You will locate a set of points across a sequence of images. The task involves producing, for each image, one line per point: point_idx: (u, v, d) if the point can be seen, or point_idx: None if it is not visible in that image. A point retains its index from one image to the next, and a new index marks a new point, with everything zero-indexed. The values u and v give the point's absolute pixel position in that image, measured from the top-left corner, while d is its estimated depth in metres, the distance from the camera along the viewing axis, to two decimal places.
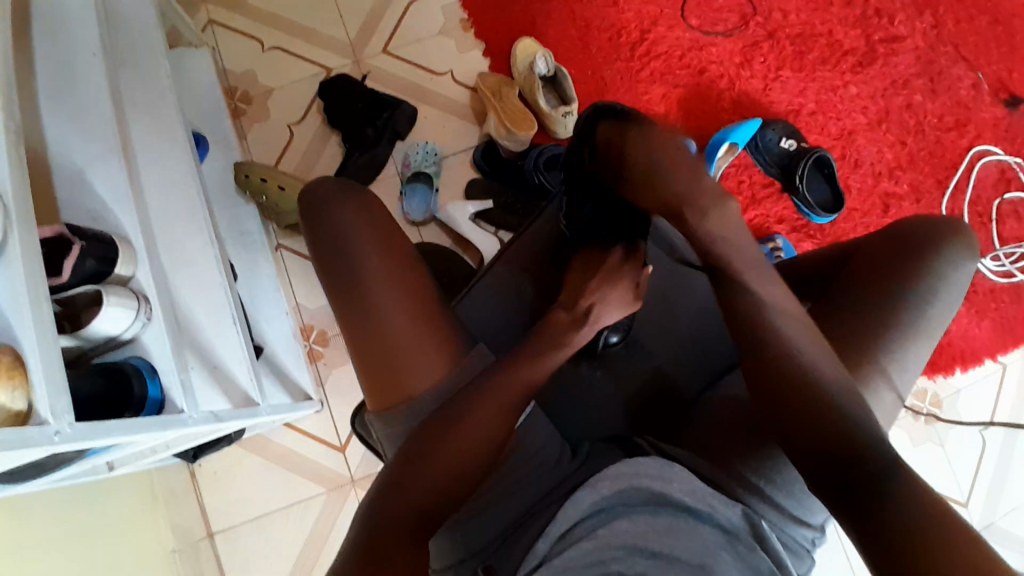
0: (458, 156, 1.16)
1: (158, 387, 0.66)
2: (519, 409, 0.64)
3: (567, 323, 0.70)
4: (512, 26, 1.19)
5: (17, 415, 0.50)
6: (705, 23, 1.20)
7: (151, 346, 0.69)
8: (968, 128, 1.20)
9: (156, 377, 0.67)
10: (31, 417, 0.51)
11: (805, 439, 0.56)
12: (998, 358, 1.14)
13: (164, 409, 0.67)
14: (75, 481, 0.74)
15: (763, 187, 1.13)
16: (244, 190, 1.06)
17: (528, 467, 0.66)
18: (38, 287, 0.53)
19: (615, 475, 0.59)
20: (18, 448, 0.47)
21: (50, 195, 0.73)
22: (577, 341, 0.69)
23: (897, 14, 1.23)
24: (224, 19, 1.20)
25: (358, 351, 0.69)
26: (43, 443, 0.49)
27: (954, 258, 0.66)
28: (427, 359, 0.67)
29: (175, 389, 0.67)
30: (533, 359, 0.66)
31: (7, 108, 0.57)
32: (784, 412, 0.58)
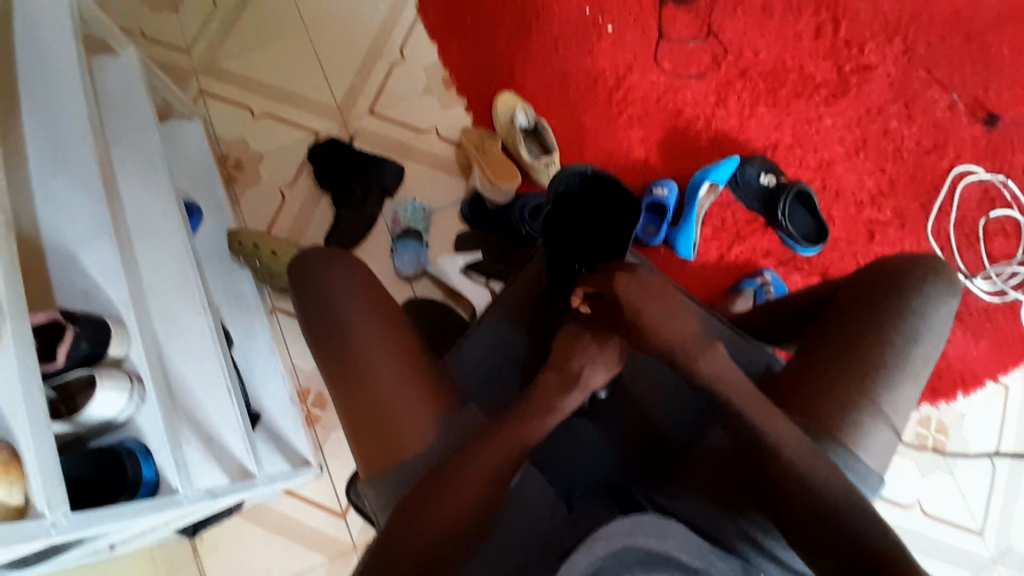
0: (445, 210, 1.18)
1: (153, 468, 0.67)
2: (511, 473, 0.64)
3: (557, 386, 0.70)
4: (492, 81, 1.23)
5: (16, 509, 0.51)
6: (679, 67, 1.24)
7: (144, 427, 0.69)
8: (947, 149, 1.22)
9: (151, 457, 0.68)
10: (28, 510, 0.52)
11: (794, 500, 0.57)
12: (998, 379, 1.13)
13: (160, 489, 0.67)
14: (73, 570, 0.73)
15: (747, 223, 1.14)
16: (238, 256, 1.07)
17: (524, 527, 0.65)
18: (34, 382, 0.54)
19: (609, 535, 0.56)
20: (15, 544, 0.47)
21: (42, 279, 0.74)
22: (567, 405, 0.69)
23: (866, 44, 1.27)
24: (214, 90, 1.24)
25: (351, 416, 0.70)
26: (41, 536, 0.50)
27: (937, 292, 0.66)
28: (422, 420, 0.68)
29: (169, 469, 0.67)
30: (524, 420, 0.66)
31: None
32: (770, 467, 0.59)
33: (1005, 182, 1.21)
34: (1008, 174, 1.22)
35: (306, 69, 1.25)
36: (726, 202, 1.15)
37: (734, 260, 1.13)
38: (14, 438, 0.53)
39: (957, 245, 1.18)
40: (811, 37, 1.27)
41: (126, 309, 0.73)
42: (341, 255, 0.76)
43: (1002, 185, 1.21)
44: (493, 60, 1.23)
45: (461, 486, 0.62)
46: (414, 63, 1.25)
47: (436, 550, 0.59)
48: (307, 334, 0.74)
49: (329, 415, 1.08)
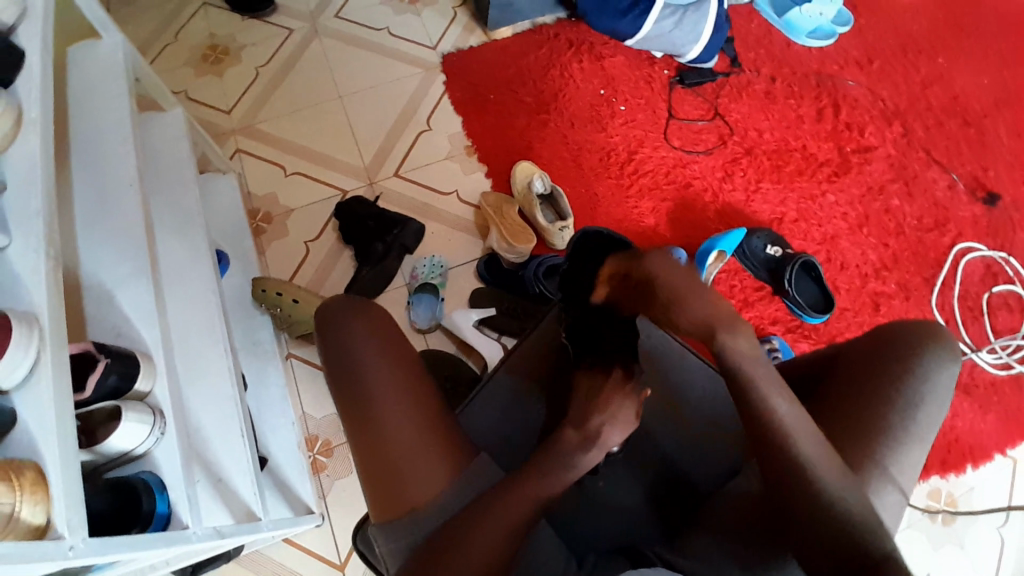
0: (462, 268, 1.22)
1: (166, 502, 0.68)
2: (526, 527, 0.64)
3: (576, 443, 0.68)
4: (511, 150, 1.30)
5: (36, 529, 0.52)
6: (687, 143, 1.31)
7: (161, 461, 0.71)
8: (949, 226, 1.27)
9: (165, 492, 0.68)
10: (47, 533, 0.52)
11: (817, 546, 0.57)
12: (1008, 453, 1.12)
13: (169, 525, 0.68)
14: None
15: (754, 291, 1.18)
16: (260, 304, 1.11)
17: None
18: (66, 404, 0.57)
19: None
20: (35, 562, 0.48)
21: (78, 314, 0.78)
22: (585, 464, 0.67)
23: (866, 127, 1.34)
24: (250, 149, 1.32)
25: (365, 466, 0.71)
26: (58, 558, 0.50)
27: (938, 356, 0.68)
28: (435, 472, 0.69)
29: (182, 504, 0.68)
30: (539, 478, 0.66)
31: (50, 238, 0.63)
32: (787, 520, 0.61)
33: (1006, 258, 1.24)
34: (1009, 251, 1.25)
35: (337, 133, 1.33)
36: (735, 270, 1.19)
37: None
38: (41, 457, 0.54)
39: (962, 319, 1.20)
40: (813, 119, 1.35)
41: (153, 346, 0.75)
42: (364, 305, 0.79)
43: (1004, 261, 1.24)
44: (512, 131, 1.32)
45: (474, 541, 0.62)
46: (439, 131, 1.33)
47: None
48: (327, 379, 0.77)
49: (335, 465, 1.09)
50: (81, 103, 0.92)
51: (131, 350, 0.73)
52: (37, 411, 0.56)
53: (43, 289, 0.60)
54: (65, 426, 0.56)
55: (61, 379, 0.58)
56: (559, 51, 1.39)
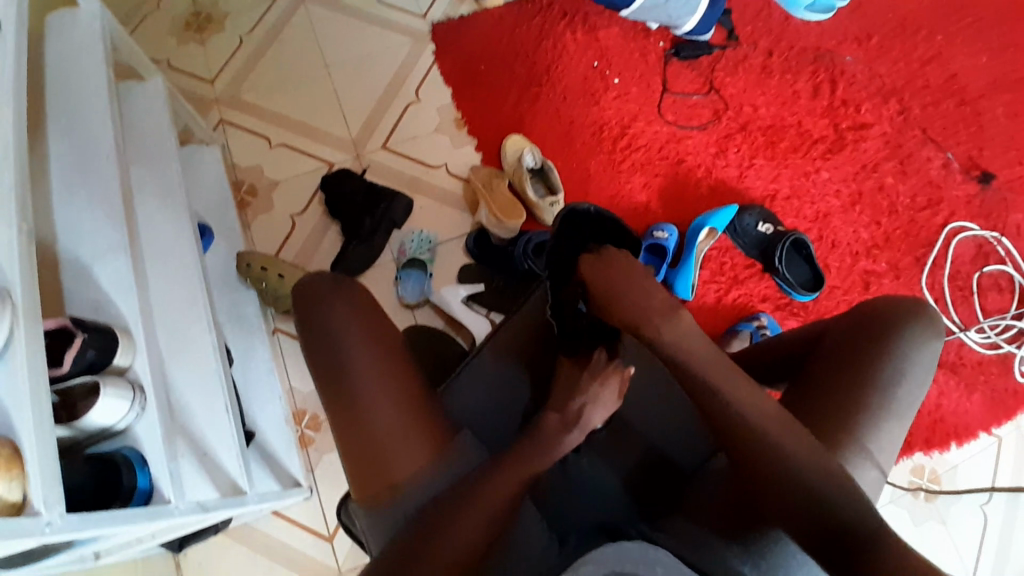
0: (451, 243, 1.21)
1: (147, 477, 0.67)
2: (512, 504, 0.64)
3: (558, 427, 0.69)
4: (502, 123, 1.28)
5: (13, 506, 0.51)
6: (681, 118, 1.29)
7: (142, 436, 0.70)
8: (941, 205, 1.26)
9: (147, 467, 0.68)
10: (24, 510, 0.51)
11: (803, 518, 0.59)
12: (992, 432, 1.14)
13: (152, 500, 0.67)
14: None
15: (744, 268, 1.17)
16: (246, 279, 1.09)
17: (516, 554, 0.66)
18: (41, 380, 0.55)
19: (600, 559, 0.57)
20: (10, 538, 0.47)
21: (55, 288, 0.76)
22: (567, 445, 0.69)
23: (863, 104, 1.32)
24: (234, 120, 1.29)
25: (351, 452, 0.70)
26: (35, 534, 0.50)
27: (920, 335, 0.68)
28: (421, 459, 0.68)
29: (164, 479, 0.68)
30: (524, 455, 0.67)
31: (22, 210, 0.61)
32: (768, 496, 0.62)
33: (999, 238, 1.24)
34: (1001, 231, 1.25)
35: (324, 104, 1.30)
36: (726, 247, 1.18)
37: (731, 302, 1.15)
38: (15, 434, 0.53)
39: (951, 299, 1.21)
40: (809, 95, 1.32)
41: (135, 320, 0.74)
42: (345, 285, 0.77)
43: (996, 241, 1.24)
44: (503, 104, 1.29)
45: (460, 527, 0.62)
46: (428, 102, 1.30)
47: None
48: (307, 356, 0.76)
49: (323, 440, 1.09)
50: (56, 70, 0.88)
51: (110, 325, 0.72)
52: (11, 387, 0.54)
53: (15, 263, 0.58)
54: (40, 401, 0.55)
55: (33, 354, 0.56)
56: (552, 21, 1.35)
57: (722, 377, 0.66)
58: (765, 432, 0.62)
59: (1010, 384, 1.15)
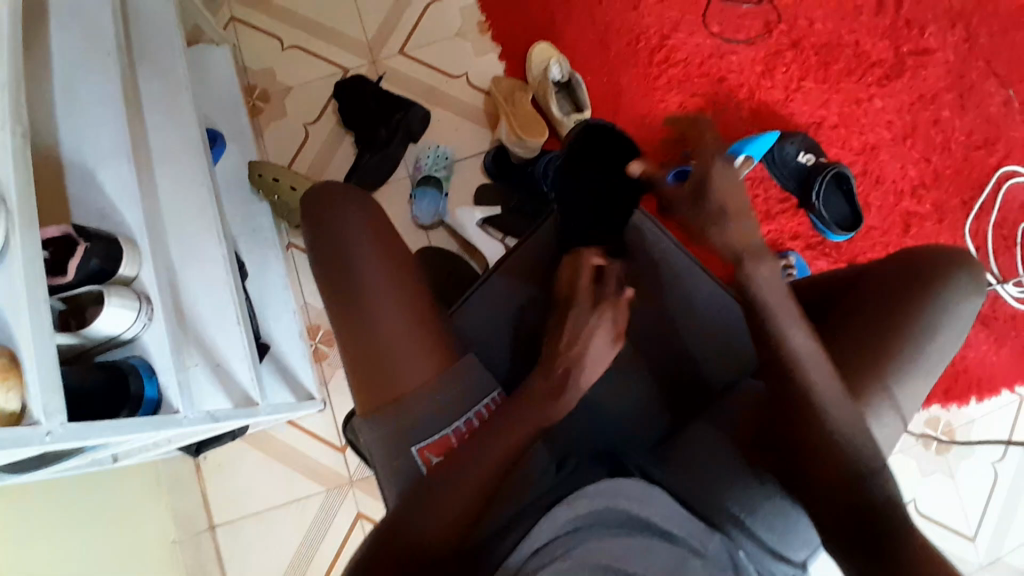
0: (468, 160, 1.15)
1: (155, 387, 0.68)
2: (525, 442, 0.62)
3: (546, 390, 0.63)
4: (530, 29, 1.18)
5: (11, 415, 0.52)
6: (727, 30, 1.17)
7: (150, 347, 0.70)
8: (998, 146, 1.16)
9: (155, 378, 0.68)
10: (24, 418, 0.52)
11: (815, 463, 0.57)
12: (1015, 389, 1.10)
13: (159, 410, 0.68)
14: (73, 478, 0.75)
15: (778, 203, 1.10)
16: (258, 189, 1.07)
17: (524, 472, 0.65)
18: (37, 290, 0.54)
19: (593, 494, 0.57)
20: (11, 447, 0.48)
21: (59, 192, 0.74)
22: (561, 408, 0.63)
23: (928, 25, 1.19)
24: (245, 17, 1.21)
25: (358, 367, 0.69)
26: (35, 443, 0.51)
27: (961, 286, 0.63)
28: (430, 378, 0.67)
29: (173, 391, 0.69)
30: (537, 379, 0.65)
31: (15, 108, 0.58)
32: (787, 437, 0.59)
33: None
34: None
35: (340, 1, 1.21)
36: (761, 179, 1.10)
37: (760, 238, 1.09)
38: (14, 343, 0.53)
39: (994, 248, 1.13)
40: (871, 11, 1.19)
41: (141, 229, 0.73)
42: (357, 198, 0.75)
43: None
44: (532, 7, 1.18)
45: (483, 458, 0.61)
46: (451, 4, 1.20)
47: (441, 537, 0.58)
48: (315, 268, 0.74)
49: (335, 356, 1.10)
50: None
51: (114, 234, 0.70)
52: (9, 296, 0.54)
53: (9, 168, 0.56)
54: (36, 311, 0.54)
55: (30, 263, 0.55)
56: None
57: (782, 304, 0.63)
58: (804, 373, 0.59)
59: None
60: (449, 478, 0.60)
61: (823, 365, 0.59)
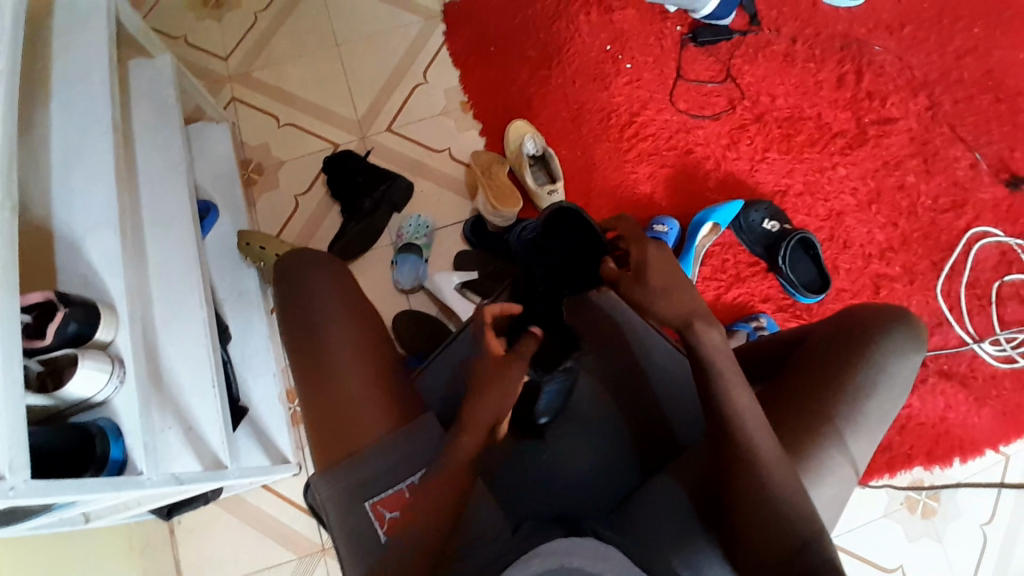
0: (449, 229, 1.20)
1: (121, 448, 0.70)
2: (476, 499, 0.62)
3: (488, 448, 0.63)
4: (509, 107, 1.26)
5: None
6: (693, 107, 1.24)
7: (120, 409, 0.73)
8: (965, 208, 1.19)
9: (122, 439, 0.71)
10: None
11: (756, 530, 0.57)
12: (1000, 450, 1.08)
13: (122, 471, 0.70)
14: (39, 539, 0.75)
15: (748, 266, 1.14)
16: (246, 257, 1.11)
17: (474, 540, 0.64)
18: (14, 351, 0.58)
19: (546, 554, 0.55)
20: None
21: (48, 261, 0.78)
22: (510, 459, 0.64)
23: (889, 96, 1.25)
24: (244, 98, 1.31)
25: (322, 424, 0.70)
26: None
27: (896, 348, 0.66)
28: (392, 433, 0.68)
29: (138, 451, 0.71)
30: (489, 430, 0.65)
31: (6, 186, 0.63)
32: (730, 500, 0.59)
33: None
34: None
35: (333, 84, 1.31)
36: (729, 244, 1.14)
37: (730, 301, 1.11)
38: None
39: (968, 307, 1.15)
40: (831, 86, 1.26)
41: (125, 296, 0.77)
42: (327, 260, 0.79)
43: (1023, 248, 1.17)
44: (511, 87, 1.27)
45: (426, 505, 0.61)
46: (436, 85, 1.29)
47: None
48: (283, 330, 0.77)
49: None
50: (61, 46, 0.90)
51: (95, 301, 0.74)
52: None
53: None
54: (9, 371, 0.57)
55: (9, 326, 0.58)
56: (567, 2, 1.31)
57: (728, 371, 0.64)
58: (747, 433, 0.60)
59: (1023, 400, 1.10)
60: (404, 533, 0.60)
61: (763, 428, 0.61)
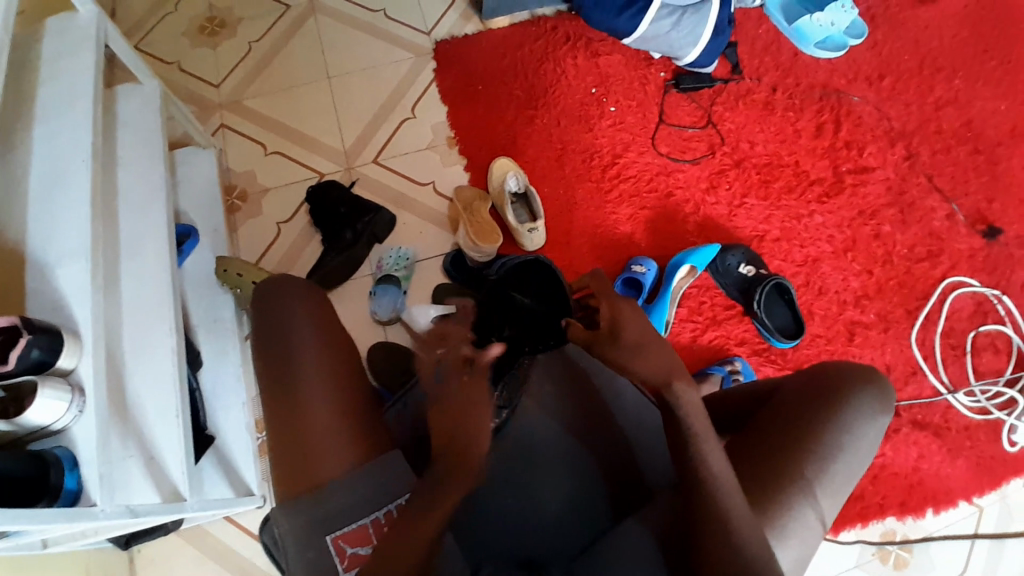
0: (430, 261, 1.21)
1: (76, 478, 0.69)
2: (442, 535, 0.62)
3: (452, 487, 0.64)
4: (493, 144, 1.28)
5: None
6: (674, 151, 1.27)
7: (78, 437, 0.71)
8: (941, 258, 1.21)
9: (77, 468, 0.69)
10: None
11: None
12: (973, 501, 1.08)
13: (75, 501, 0.68)
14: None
15: (724, 309, 1.14)
16: (223, 283, 1.10)
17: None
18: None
19: None
20: None
21: (16, 284, 0.78)
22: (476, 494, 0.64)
23: (867, 146, 1.28)
24: (233, 125, 1.32)
25: (286, 461, 0.68)
26: None
27: (865, 405, 0.66)
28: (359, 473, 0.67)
29: (93, 482, 0.69)
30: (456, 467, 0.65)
31: None
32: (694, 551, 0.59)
33: (1000, 296, 1.18)
34: (1004, 289, 1.19)
35: (321, 114, 1.33)
36: (707, 286, 1.15)
37: (706, 343, 1.12)
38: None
39: (943, 357, 1.15)
40: (810, 134, 1.29)
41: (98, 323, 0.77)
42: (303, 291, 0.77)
43: (997, 299, 1.18)
44: (495, 125, 1.29)
45: (401, 537, 0.60)
46: (423, 120, 1.31)
47: None
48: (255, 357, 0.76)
49: None
50: (48, 72, 0.92)
51: (59, 327, 0.73)
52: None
53: None
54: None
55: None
56: (555, 45, 1.35)
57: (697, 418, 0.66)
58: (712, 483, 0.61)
59: (997, 452, 1.10)
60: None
61: (729, 479, 0.61)
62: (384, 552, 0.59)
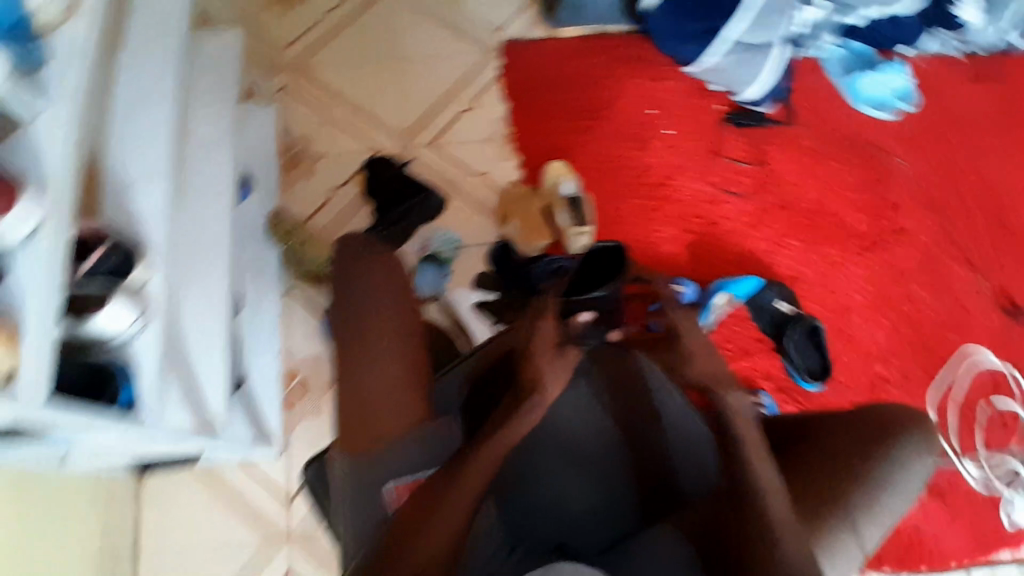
0: (476, 249, 1.22)
1: (134, 392, 0.69)
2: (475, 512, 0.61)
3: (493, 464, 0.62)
4: (551, 147, 1.30)
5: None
6: (724, 181, 1.30)
7: (139, 352, 0.69)
8: (964, 327, 1.24)
9: (134, 384, 0.68)
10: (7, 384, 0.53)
11: None
12: (966, 565, 1.11)
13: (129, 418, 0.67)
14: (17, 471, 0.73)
15: (754, 342, 1.17)
16: (275, 235, 1.12)
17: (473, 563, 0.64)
18: (56, 274, 0.55)
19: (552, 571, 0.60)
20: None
21: (92, 199, 0.78)
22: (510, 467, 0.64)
23: (907, 209, 1.32)
24: (297, 87, 1.34)
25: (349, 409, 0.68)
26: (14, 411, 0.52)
27: (916, 448, 0.68)
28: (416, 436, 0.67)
29: (149, 398, 0.69)
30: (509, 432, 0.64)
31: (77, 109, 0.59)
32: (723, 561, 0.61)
33: (1017, 375, 1.22)
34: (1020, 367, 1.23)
35: (385, 91, 1.34)
36: (741, 317, 1.17)
37: (732, 371, 1.14)
38: (21, 313, 0.54)
39: (954, 422, 1.19)
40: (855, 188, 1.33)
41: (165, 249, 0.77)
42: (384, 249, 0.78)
43: (1012, 376, 1.22)
44: (555, 130, 1.31)
45: (440, 507, 0.60)
46: (484, 113, 1.33)
47: None
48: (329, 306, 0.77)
49: (307, 405, 1.09)
50: None
51: (134, 242, 0.73)
52: (26, 277, 0.55)
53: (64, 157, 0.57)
54: (44, 290, 0.55)
55: (50, 248, 0.56)
56: (617, 61, 1.36)
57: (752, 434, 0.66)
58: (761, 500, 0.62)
59: (995, 522, 1.13)
60: (407, 544, 0.58)
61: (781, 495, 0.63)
62: (424, 521, 0.59)
